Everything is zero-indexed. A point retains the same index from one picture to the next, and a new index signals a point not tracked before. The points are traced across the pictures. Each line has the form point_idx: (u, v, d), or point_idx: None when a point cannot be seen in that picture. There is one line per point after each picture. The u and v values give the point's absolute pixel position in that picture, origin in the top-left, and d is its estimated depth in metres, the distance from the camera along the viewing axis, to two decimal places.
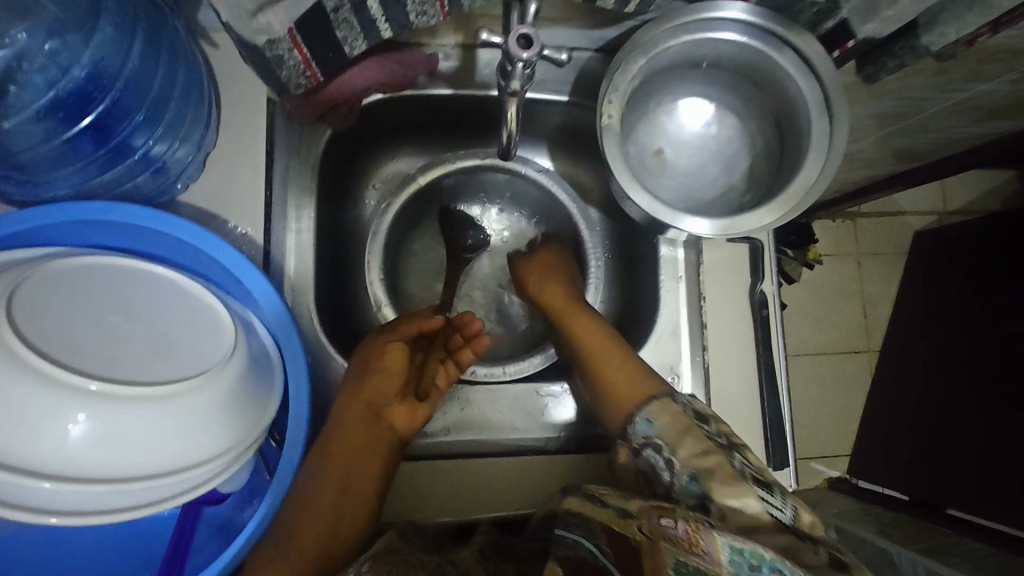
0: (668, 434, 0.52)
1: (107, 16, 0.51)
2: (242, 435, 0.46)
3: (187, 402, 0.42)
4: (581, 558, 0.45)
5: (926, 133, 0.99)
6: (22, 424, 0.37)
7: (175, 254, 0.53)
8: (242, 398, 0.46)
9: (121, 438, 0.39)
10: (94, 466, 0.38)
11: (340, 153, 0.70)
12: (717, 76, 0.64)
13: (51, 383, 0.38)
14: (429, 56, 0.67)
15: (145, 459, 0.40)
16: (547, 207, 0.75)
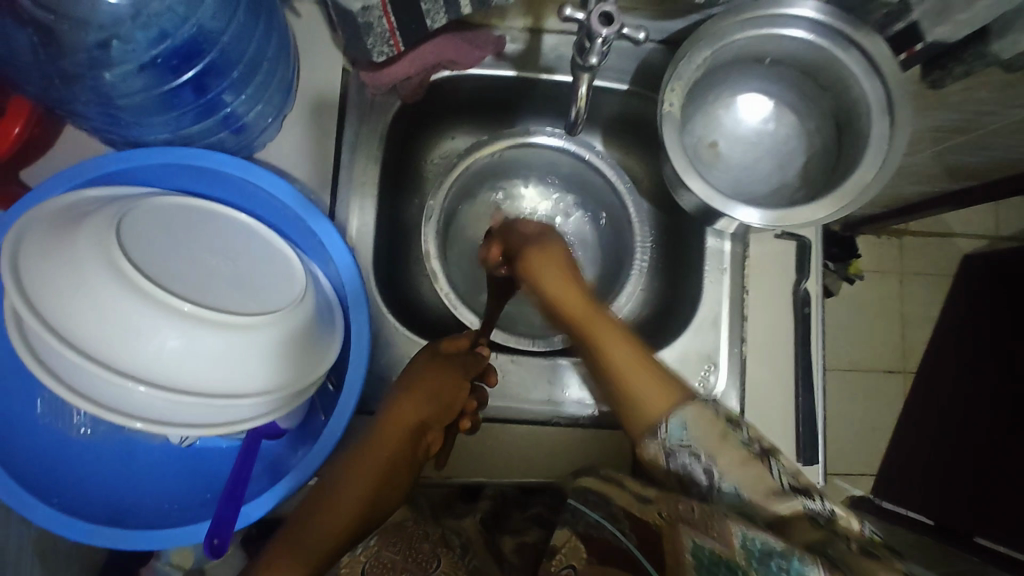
0: (703, 438, 0.48)
1: None
2: (309, 370, 0.49)
3: (264, 333, 0.46)
4: (606, 538, 0.51)
5: (983, 149, 0.98)
6: (119, 331, 0.41)
7: (253, 204, 0.57)
8: (306, 340, 0.49)
9: (198, 356, 0.43)
10: (174, 377, 0.42)
11: (406, 125, 0.73)
12: (779, 73, 0.65)
13: (149, 300, 0.42)
14: (497, 37, 0.69)
15: (216, 379, 0.43)
16: (600, 192, 0.77)
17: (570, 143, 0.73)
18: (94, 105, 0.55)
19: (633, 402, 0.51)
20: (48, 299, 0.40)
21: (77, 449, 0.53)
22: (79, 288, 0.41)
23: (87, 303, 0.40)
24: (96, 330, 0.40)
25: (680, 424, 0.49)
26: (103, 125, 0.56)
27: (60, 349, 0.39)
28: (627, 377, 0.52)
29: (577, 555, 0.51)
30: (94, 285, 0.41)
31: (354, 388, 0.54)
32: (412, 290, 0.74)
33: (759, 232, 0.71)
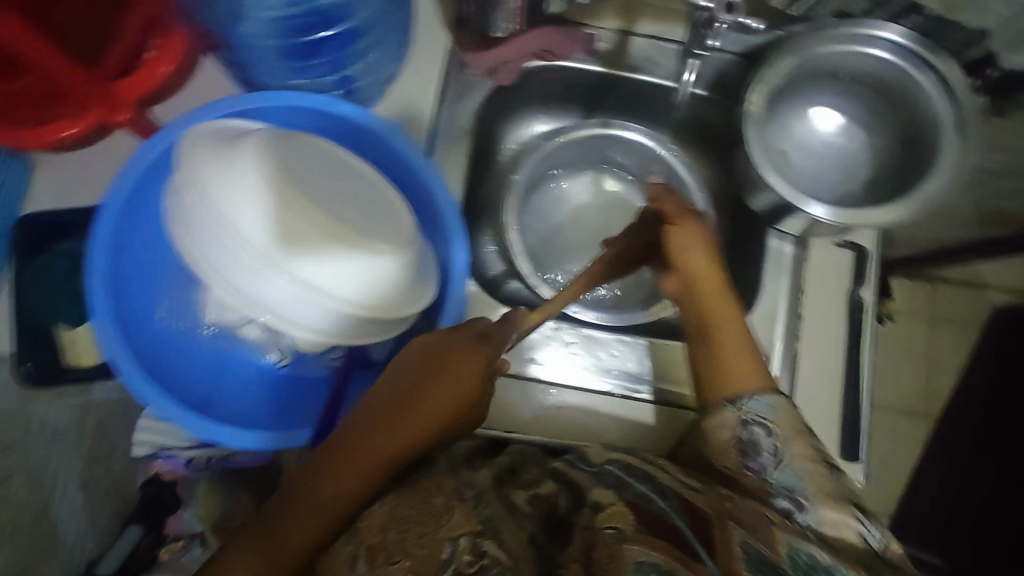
0: (782, 427, 0.54)
1: None
2: (408, 305, 0.54)
3: (372, 267, 0.51)
4: (652, 510, 0.45)
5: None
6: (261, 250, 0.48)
7: (368, 153, 0.63)
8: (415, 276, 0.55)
9: (329, 273, 0.50)
10: (310, 285, 0.49)
11: (494, 108, 0.78)
12: (852, 90, 0.70)
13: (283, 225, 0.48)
14: (588, 35, 0.75)
15: (341, 295, 0.50)
16: (667, 190, 0.82)
17: (645, 138, 0.78)
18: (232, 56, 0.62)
19: (724, 374, 0.59)
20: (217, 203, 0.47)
21: (188, 353, 0.58)
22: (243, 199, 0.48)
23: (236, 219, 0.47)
24: (254, 235, 0.47)
25: (765, 405, 0.56)
26: (243, 67, 0.62)
27: (227, 246, 0.47)
28: (723, 337, 0.60)
29: (628, 518, 0.44)
30: (256, 199, 0.48)
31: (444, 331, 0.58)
32: (486, 261, 0.79)
33: (820, 237, 0.75)
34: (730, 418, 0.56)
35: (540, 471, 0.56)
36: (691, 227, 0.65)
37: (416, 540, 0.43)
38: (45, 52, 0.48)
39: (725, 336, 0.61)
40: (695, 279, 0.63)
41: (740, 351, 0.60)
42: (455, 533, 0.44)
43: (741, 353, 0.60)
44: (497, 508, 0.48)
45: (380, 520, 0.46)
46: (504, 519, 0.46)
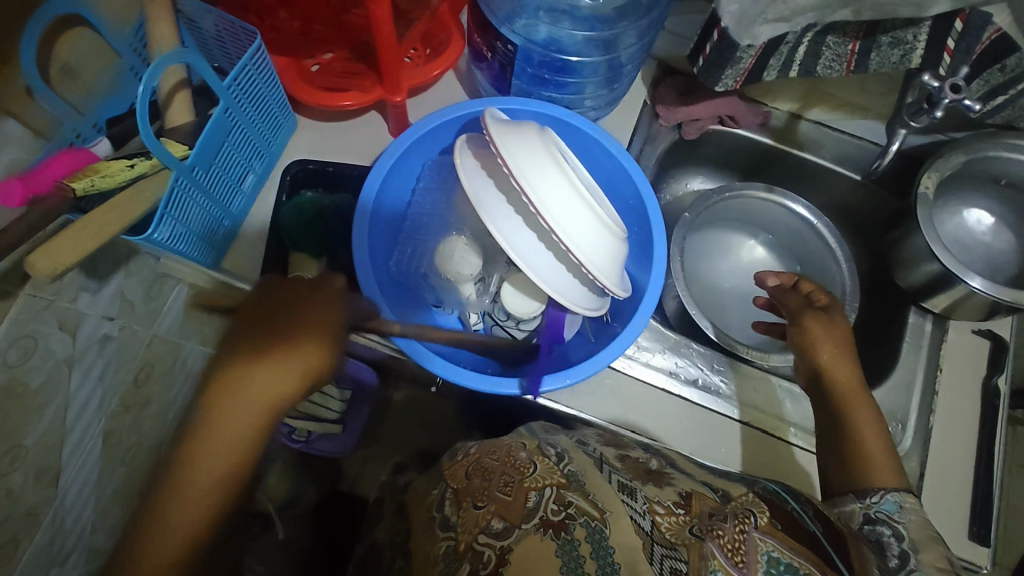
0: (914, 531, 0.57)
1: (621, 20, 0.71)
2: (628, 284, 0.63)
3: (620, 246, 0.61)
4: (787, 505, 0.52)
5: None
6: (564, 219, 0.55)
7: (587, 161, 0.72)
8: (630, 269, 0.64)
9: (590, 240, 0.57)
10: (577, 247, 0.55)
11: (668, 158, 0.90)
12: (1008, 195, 0.77)
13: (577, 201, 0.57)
14: (766, 111, 0.86)
15: (595, 264, 0.56)
16: (814, 259, 0.89)
17: (801, 205, 0.86)
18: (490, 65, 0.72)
19: (864, 469, 0.62)
20: (518, 164, 0.55)
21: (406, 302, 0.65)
22: (538, 165, 0.56)
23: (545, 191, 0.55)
24: (545, 194, 0.55)
25: (894, 503, 0.59)
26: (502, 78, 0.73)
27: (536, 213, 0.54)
28: (867, 436, 0.64)
29: (696, 507, 0.50)
30: (548, 168, 0.56)
31: (639, 323, 0.63)
32: None
33: (960, 322, 0.80)
34: (855, 510, 0.60)
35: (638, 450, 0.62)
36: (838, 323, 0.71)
37: (502, 488, 0.53)
38: (386, 31, 0.62)
39: (856, 410, 0.65)
40: (838, 383, 0.67)
41: (872, 432, 0.64)
42: (543, 482, 0.52)
43: (873, 432, 0.64)
44: (586, 464, 0.55)
45: (465, 468, 0.59)
46: (592, 472, 0.53)
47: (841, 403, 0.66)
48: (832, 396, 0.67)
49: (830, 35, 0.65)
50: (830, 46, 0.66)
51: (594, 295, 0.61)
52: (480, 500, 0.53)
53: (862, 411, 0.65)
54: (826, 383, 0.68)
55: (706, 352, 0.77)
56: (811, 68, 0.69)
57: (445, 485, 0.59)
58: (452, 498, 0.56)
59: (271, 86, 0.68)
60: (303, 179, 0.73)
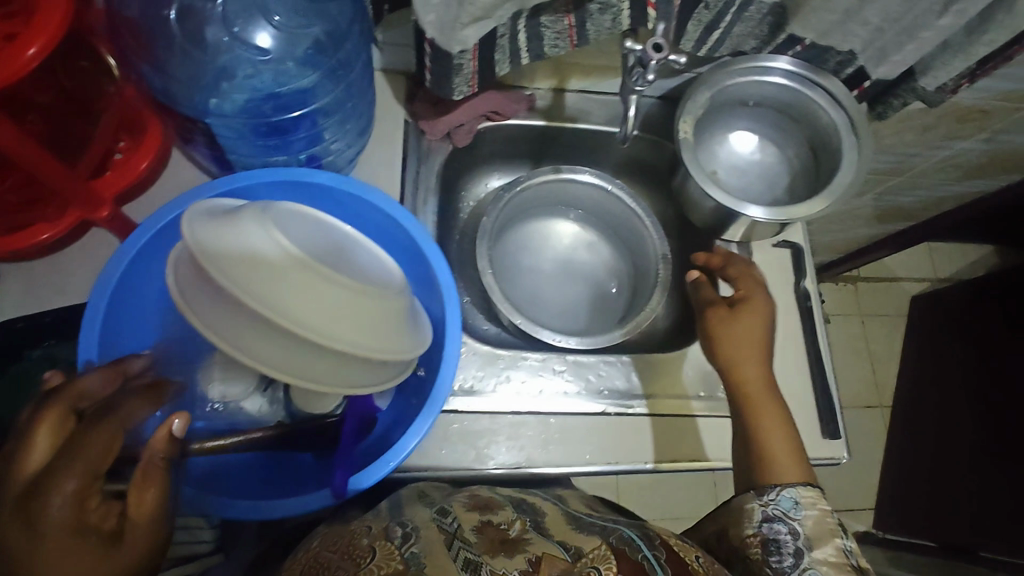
0: (809, 528, 0.60)
1: (333, 56, 0.62)
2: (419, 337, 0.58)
3: (394, 305, 0.55)
4: (638, 560, 0.51)
5: (905, 178, 1.20)
6: (310, 309, 0.49)
7: (349, 211, 0.66)
8: (412, 322, 0.58)
9: (333, 316, 0.50)
10: (315, 327, 0.49)
11: (452, 168, 0.85)
12: (759, 113, 0.81)
13: (321, 281, 0.50)
14: (529, 95, 0.84)
15: (344, 339, 0.50)
16: (620, 219, 0.88)
17: (599, 179, 0.84)
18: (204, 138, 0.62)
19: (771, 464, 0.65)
20: (216, 259, 0.48)
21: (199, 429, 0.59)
22: (244, 251, 0.49)
23: (277, 285, 0.48)
24: (258, 284, 0.48)
25: (791, 499, 0.62)
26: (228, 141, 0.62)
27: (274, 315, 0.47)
28: (769, 443, 0.66)
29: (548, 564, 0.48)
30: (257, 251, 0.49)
31: (448, 371, 0.59)
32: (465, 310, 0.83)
33: (759, 241, 0.84)
34: (756, 507, 0.63)
35: (499, 504, 0.60)
36: (757, 312, 0.72)
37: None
38: (36, 156, 0.50)
39: (766, 401, 0.68)
40: (749, 386, 0.69)
41: (776, 429, 0.66)
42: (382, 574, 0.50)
43: (775, 427, 0.67)
44: (438, 545, 0.53)
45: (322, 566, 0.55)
46: (437, 557, 0.50)
47: (745, 392, 0.69)
48: (742, 398, 0.69)
49: (542, 16, 0.63)
50: (547, 26, 0.64)
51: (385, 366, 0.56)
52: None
53: (768, 416, 0.67)
54: (735, 386, 0.70)
55: (548, 357, 0.75)
56: (540, 52, 0.67)
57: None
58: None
59: None
60: (20, 340, 0.60)
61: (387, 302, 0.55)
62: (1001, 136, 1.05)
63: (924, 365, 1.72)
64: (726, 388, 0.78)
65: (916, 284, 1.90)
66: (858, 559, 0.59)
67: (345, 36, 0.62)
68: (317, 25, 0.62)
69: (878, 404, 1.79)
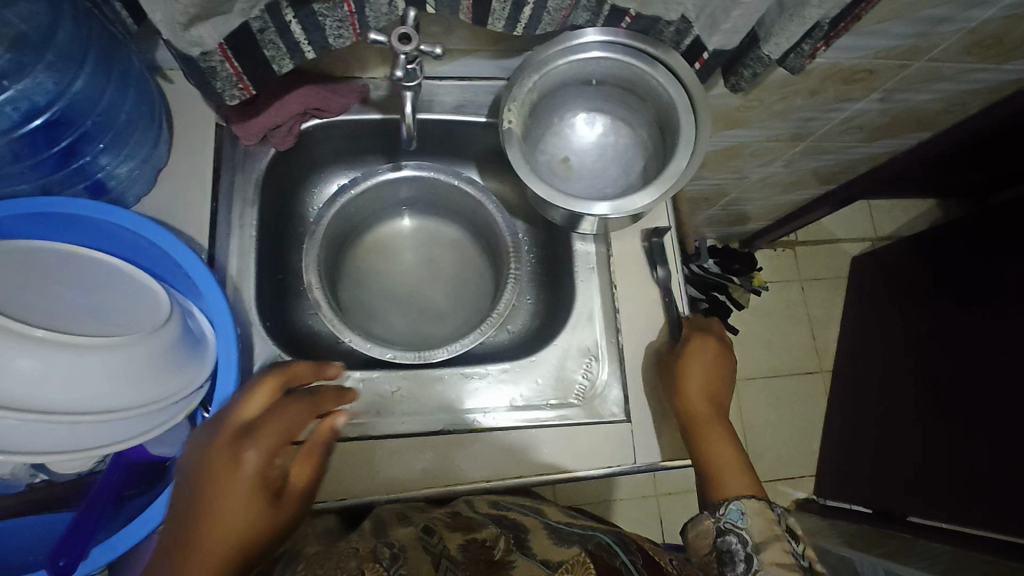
0: (757, 533, 0.60)
1: (55, 47, 0.53)
2: (188, 370, 0.54)
3: (145, 347, 0.50)
4: (614, 564, 0.46)
5: (809, 143, 1.13)
6: (24, 382, 0.44)
7: (111, 242, 0.57)
8: (157, 371, 0.51)
9: (7, 379, 0.44)
10: (39, 401, 0.45)
11: (283, 172, 0.78)
12: (604, 92, 0.74)
13: (32, 344, 0.45)
14: (360, 86, 0.77)
15: (77, 408, 0.46)
16: (475, 214, 0.82)
17: (444, 174, 0.78)
18: None
19: (722, 479, 0.65)
20: None
21: None
22: None
23: None
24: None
25: (738, 510, 0.62)
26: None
27: None
28: (718, 451, 0.66)
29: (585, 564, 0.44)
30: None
31: (220, 411, 0.53)
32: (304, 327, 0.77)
33: (617, 231, 0.78)
34: (709, 526, 0.63)
35: (478, 523, 0.54)
36: (711, 344, 0.72)
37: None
38: None
39: (721, 448, 0.67)
40: (693, 407, 0.68)
41: (723, 449, 0.67)
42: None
43: (725, 451, 0.67)
44: (422, 565, 0.45)
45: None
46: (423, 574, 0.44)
47: (690, 412, 0.68)
48: (684, 415, 0.68)
49: (312, 3, 0.55)
50: (323, 13, 0.56)
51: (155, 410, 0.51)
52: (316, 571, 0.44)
53: (712, 431, 0.67)
54: (681, 412, 0.69)
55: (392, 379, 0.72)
56: (322, 42, 0.59)
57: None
58: None
59: None
60: None
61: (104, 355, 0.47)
62: (898, 94, 0.98)
63: (864, 327, 1.67)
64: (580, 393, 0.73)
65: (855, 245, 1.85)
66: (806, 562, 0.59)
67: (61, 19, 0.53)
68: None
69: (819, 370, 1.77)
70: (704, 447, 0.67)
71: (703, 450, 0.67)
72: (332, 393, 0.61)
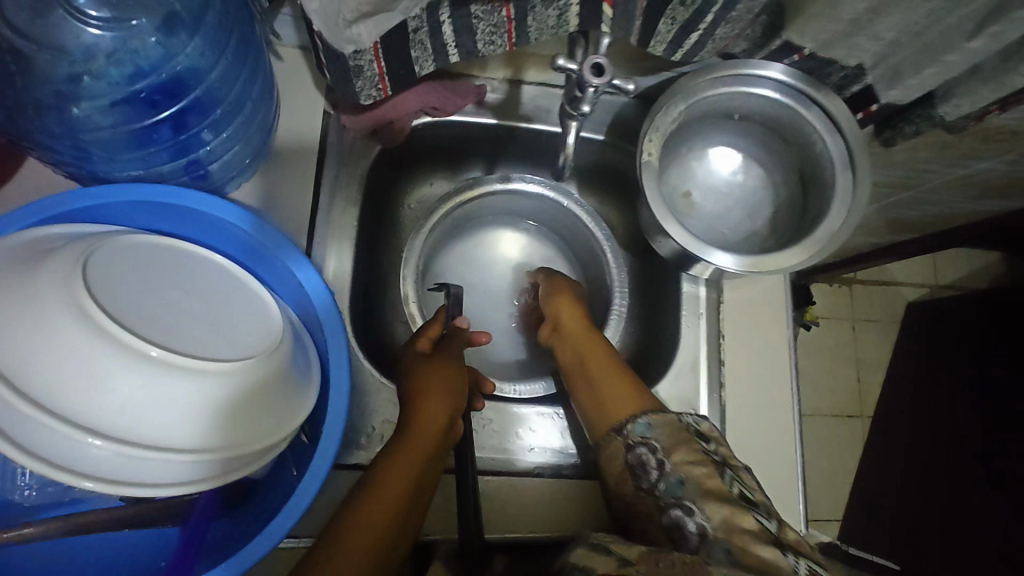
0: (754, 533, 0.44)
1: (207, 26, 0.49)
2: (294, 403, 0.47)
3: (251, 374, 0.45)
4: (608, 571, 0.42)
5: (915, 192, 1.06)
6: (122, 400, 0.39)
7: (226, 242, 0.54)
8: (267, 400, 0.45)
9: (117, 397, 0.39)
10: (134, 424, 0.39)
11: (384, 170, 0.73)
12: (744, 129, 0.69)
13: (139, 359, 0.40)
14: (478, 86, 0.70)
15: (173, 438, 0.40)
16: (576, 237, 0.77)
17: (554, 193, 0.73)
18: (62, 140, 0.47)
19: (604, 407, 0.58)
20: None
21: (26, 510, 0.47)
22: (31, 323, 0.39)
23: (78, 369, 0.39)
24: (17, 347, 0.38)
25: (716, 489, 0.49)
26: (69, 158, 0.49)
27: (67, 416, 0.38)
28: (610, 382, 0.58)
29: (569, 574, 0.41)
30: (36, 304, 0.39)
31: (331, 446, 0.49)
32: (390, 338, 0.73)
33: (731, 278, 0.73)
34: None
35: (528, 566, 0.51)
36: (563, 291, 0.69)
37: None
38: None
39: (602, 368, 0.60)
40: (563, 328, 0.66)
41: (604, 368, 0.60)
42: None
43: (607, 368, 0.60)
44: None
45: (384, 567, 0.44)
46: None
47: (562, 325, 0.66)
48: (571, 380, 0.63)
49: (471, 4, 0.49)
50: (479, 17, 0.50)
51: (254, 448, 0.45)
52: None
53: (602, 366, 0.60)
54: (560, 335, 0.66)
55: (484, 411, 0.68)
56: (470, 47, 0.54)
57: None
58: None
59: None
60: None
61: (218, 376, 0.43)
62: None
63: None
64: None
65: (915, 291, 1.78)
66: (776, 525, 0.45)
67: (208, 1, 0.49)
68: (147, 16, 0.49)
69: None
70: (591, 372, 0.60)
71: (577, 384, 0.61)
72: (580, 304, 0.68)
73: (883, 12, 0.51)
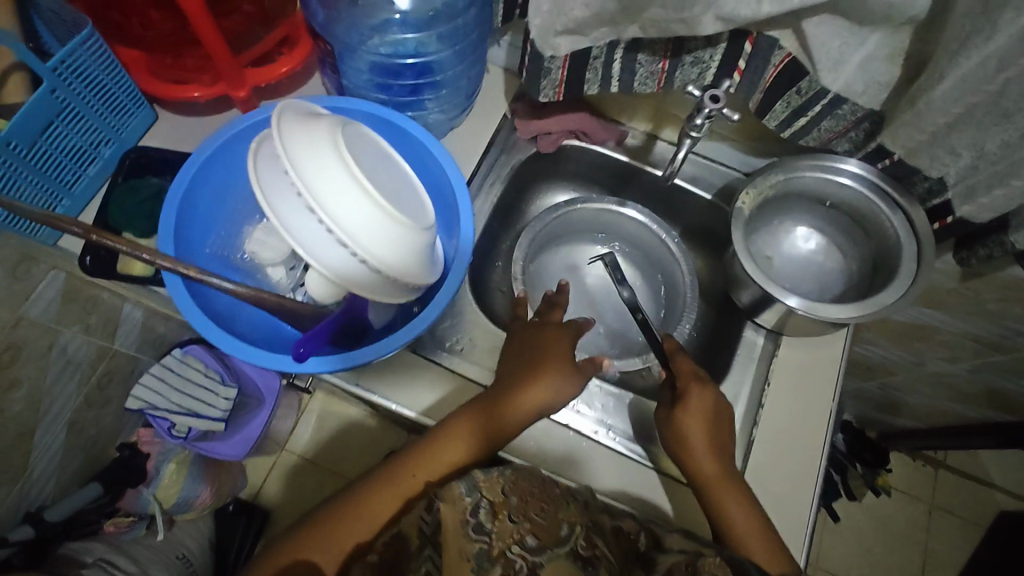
0: None
1: (465, 18, 0.73)
2: (423, 270, 0.65)
3: (414, 236, 0.62)
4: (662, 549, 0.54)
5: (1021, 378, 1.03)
6: (341, 207, 0.58)
7: (415, 163, 0.76)
8: (416, 258, 0.63)
9: (340, 206, 0.57)
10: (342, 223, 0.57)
11: (531, 170, 0.93)
12: (831, 215, 0.80)
13: (360, 189, 0.58)
14: (622, 130, 0.90)
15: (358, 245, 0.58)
16: (665, 268, 0.91)
17: (656, 225, 0.88)
18: (350, 55, 0.75)
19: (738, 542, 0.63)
20: (286, 128, 0.59)
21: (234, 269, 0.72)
22: (310, 142, 0.58)
23: (325, 176, 0.57)
24: (297, 147, 0.57)
25: None
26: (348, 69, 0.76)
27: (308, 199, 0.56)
28: (742, 522, 0.64)
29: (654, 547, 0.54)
30: (315, 135, 0.59)
31: (438, 308, 0.65)
32: (489, 294, 0.90)
33: (791, 337, 0.82)
34: None
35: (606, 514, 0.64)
36: (700, 384, 0.71)
37: (521, 510, 0.55)
38: (206, 26, 0.65)
39: (733, 495, 0.66)
40: (704, 461, 0.67)
41: (747, 513, 0.65)
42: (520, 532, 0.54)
43: (746, 511, 0.65)
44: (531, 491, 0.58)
45: (500, 484, 0.57)
46: (521, 503, 0.56)
47: (683, 416, 0.69)
48: (700, 484, 0.68)
49: (639, 53, 0.69)
50: (642, 64, 0.70)
51: (391, 284, 0.63)
52: (519, 519, 0.54)
53: (731, 486, 0.66)
54: (690, 468, 0.68)
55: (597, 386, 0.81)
56: (628, 84, 0.73)
57: (480, 495, 0.56)
58: (487, 511, 0.54)
59: (103, 68, 0.70)
60: (144, 166, 0.76)
61: (396, 225, 0.60)
62: None
63: None
64: None
65: None
66: None
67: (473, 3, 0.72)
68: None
69: None
70: (721, 499, 0.66)
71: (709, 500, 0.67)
72: (700, 396, 0.70)
73: (955, 128, 0.62)
